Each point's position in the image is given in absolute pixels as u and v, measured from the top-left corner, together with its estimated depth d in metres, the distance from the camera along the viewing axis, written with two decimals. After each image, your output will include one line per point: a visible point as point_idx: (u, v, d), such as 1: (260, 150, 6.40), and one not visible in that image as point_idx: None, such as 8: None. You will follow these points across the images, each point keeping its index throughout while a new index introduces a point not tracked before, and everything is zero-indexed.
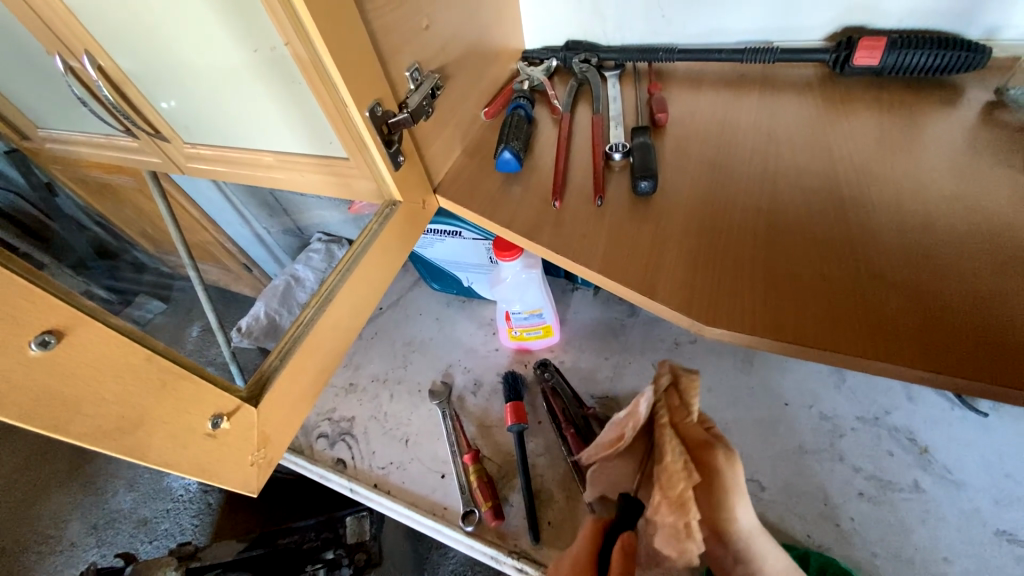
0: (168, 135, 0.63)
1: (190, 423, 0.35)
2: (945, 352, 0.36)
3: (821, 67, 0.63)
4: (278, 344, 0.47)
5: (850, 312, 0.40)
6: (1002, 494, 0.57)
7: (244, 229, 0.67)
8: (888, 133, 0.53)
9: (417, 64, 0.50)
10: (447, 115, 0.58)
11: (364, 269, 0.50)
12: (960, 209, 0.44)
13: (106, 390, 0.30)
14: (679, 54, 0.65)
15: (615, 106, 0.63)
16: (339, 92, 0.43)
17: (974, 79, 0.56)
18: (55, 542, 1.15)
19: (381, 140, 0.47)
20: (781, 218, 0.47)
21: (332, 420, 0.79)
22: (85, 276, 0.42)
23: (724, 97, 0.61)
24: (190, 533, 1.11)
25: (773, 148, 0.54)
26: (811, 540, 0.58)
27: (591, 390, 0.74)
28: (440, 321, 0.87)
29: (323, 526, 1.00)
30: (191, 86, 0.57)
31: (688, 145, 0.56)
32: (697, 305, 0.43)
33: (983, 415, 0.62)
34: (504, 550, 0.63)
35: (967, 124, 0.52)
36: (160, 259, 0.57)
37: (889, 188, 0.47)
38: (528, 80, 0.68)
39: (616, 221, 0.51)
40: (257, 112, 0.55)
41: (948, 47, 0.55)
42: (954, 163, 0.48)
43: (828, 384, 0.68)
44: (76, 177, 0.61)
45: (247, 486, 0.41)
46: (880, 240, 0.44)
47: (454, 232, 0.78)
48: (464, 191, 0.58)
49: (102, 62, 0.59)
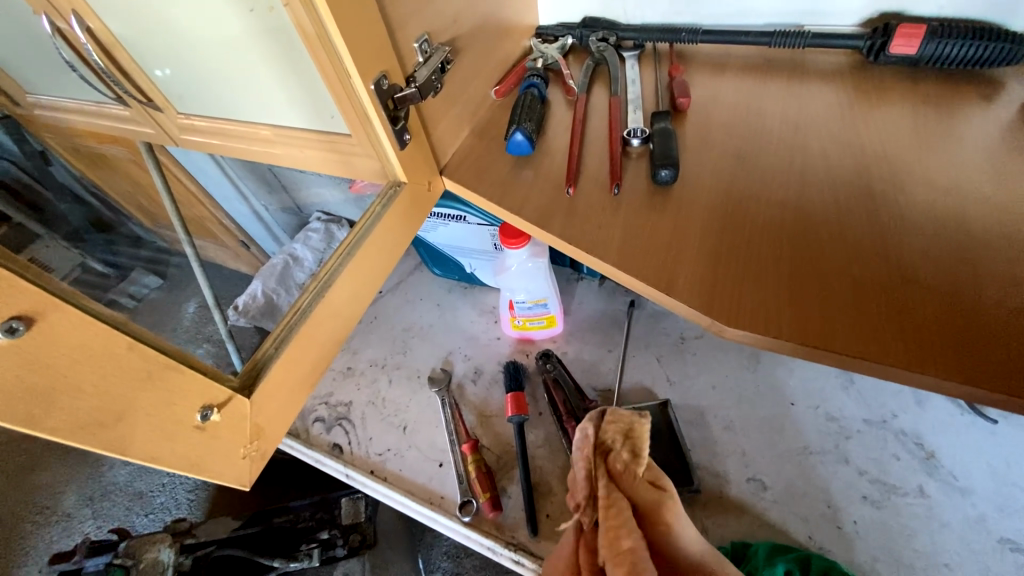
0: (161, 104, 0.59)
1: (177, 415, 0.34)
2: (979, 363, 0.35)
3: (853, 55, 0.59)
4: (274, 329, 0.44)
5: (881, 316, 0.38)
6: (1007, 503, 0.56)
7: (244, 208, 0.64)
8: (923, 126, 0.50)
9: (426, 34, 0.47)
10: (455, 92, 0.54)
11: (365, 254, 0.48)
12: (1001, 212, 0.42)
13: (84, 380, 0.28)
14: (703, 36, 0.62)
15: (633, 89, 0.59)
16: (343, 61, 0.40)
17: (1014, 73, 0.53)
18: (50, 512, 1.14)
19: (386, 116, 0.44)
20: (810, 213, 0.45)
21: (328, 404, 0.77)
22: (79, 249, 0.43)
23: (748, 82, 0.58)
24: (186, 508, 1.11)
25: (801, 139, 0.51)
26: (811, 542, 0.57)
27: (594, 383, 0.72)
28: (441, 307, 0.85)
29: (319, 506, 0.99)
30: (184, 52, 0.53)
31: (710, 133, 0.53)
32: (718, 303, 0.41)
33: (993, 422, 0.61)
34: (501, 542, 0.63)
35: (1006, 121, 0.49)
36: (155, 232, 0.56)
37: (924, 185, 0.45)
38: (542, 57, 0.64)
39: (631, 211, 0.48)
40: (253, 83, 0.51)
41: (990, 37, 0.52)
42: (993, 161, 0.45)
43: (837, 385, 0.67)
44: (70, 147, 0.60)
45: (240, 479, 0.39)
46: (913, 241, 0.41)
47: (459, 216, 0.76)
48: (472, 173, 0.55)
49: (91, 23, 0.54)
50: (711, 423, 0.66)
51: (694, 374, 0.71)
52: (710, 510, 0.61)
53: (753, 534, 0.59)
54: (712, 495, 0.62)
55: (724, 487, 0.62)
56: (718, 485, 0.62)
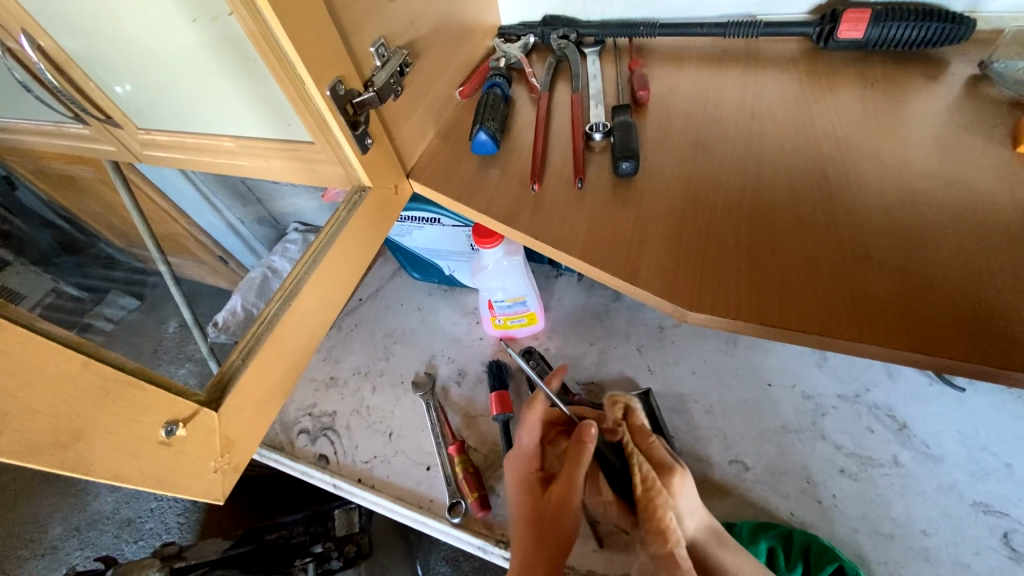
0: (120, 121, 0.58)
1: (140, 431, 0.33)
2: (930, 332, 0.36)
3: (805, 42, 0.61)
4: (240, 340, 0.44)
5: (830, 292, 0.39)
6: (977, 467, 0.58)
7: (216, 219, 0.65)
8: (872, 107, 0.52)
9: (383, 38, 0.47)
10: (418, 95, 0.54)
11: (332, 260, 0.47)
12: (948, 186, 0.43)
13: (37, 402, 0.28)
14: (660, 29, 0.63)
15: (595, 83, 0.60)
16: (296, 69, 0.40)
17: (958, 52, 0.55)
18: (35, 545, 1.11)
19: (345, 121, 0.44)
20: (767, 197, 0.46)
21: (313, 416, 0.76)
22: (49, 274, 0.43)
23: (706, 73, 0.60)
24: (176, 532, 1.08)
25: (758, 126, 0.52)
26: (793, 517, 0.59)
27: (576, 376, 0.73)
28: (422, 311, 0.84)
29: (312, 520, 0.98)
30: (139, 66, 0.52)
31: (671, 124, 0.54)
32: (680, 289, 0.42)
33: (960, 390, 0.63)
34: (492, 540, 0.63)
35: (951, 99, 0.51)
36: (128, 252, 0.54)
37: (875, 163, 0.46)
38: (505, 57, 0.65)
39: (596, 205, 0.49)
40: (212, 96, 0.51)
41: (932, 19, 0.53)
42: (938, 138, 0.47)
43: (810, 363, 0.68)
44: (35, 169, 0.58)
45: (212, 493, 0.39)
46: (865, 218, 0.43)
47: (432, 219, 0.75)
48: (439, 176, 0.55)
49: (42, 42, 0.53)
50: (692, 409, 0.68)
51: (674, 361, 0.72)
52: None
53: (737, 514, 0.60)
54: (697, 479, 0.63)
55: (708, 470, 0.63)
56: (702, 469, 0.63)
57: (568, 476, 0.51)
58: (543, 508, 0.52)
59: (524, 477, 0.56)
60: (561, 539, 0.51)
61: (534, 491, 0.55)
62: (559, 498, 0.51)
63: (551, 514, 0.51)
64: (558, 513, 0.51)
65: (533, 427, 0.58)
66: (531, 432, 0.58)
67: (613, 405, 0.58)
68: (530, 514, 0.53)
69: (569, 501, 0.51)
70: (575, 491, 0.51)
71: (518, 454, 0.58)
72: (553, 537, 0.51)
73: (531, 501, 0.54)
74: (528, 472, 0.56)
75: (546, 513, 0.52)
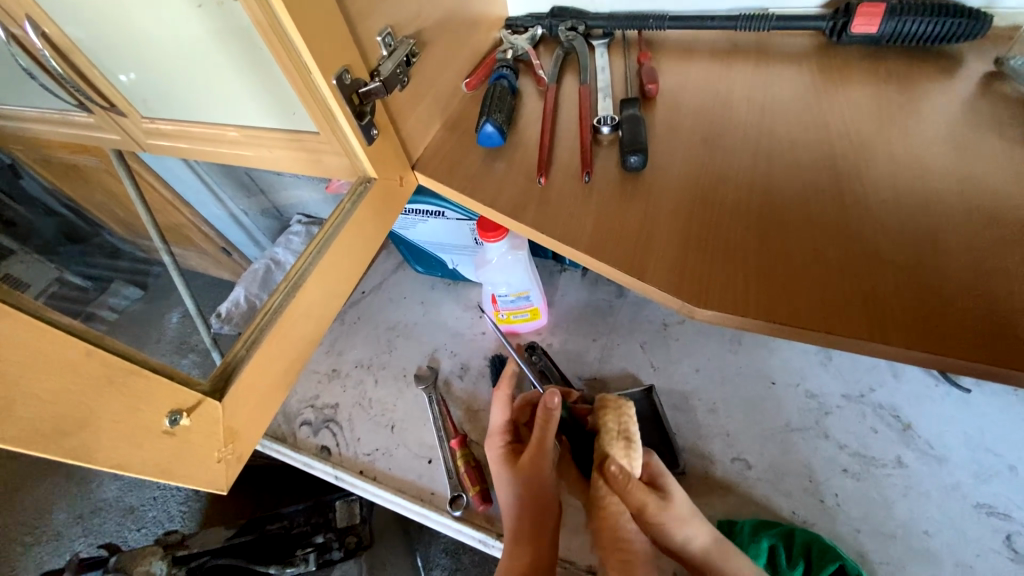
0: (124, 109, 0.57)
1: (143, 420, 0.33)
2: (939, 331, 0.36)
3: (817, 36, 0.60)
4: (244, 331, 0.44)
5: (838, 289, 0.39)
6: (981, 469, 0.58)
7: (220, 211, 0.63)
8: (885, 104, 0.51)
9: (389, 28, 0.46)
10: (424, 86, 0.54)
11: (336, 252, 0.47)
12: (961, 184, 0.43)
13: (42, 389, 0.28)
14: (670, 22, 0.62)
15: (603, 77, 0.60)
16: (302, 57, 0.39)
17: (973, 49, 0.54)
18: (40, 531, 1.12)
19: (351, 111, 0.43)
20: (776, 193, 0.46)
21: (315, 407, 0.77)
22: (54, 262, 0.43)
23: (716, 67, 0.59)
24: (179, 521, 1.09)
25: (768, 121, 0.52)
26: (795, 516, 0.59)
27: (578, 372, 0.73)
28: (425, 304, 0.84)
29: (313, 511, 0.98)
30: (144, 54, 0.52)
31: (680, 119, 0.54)
32: (686, 285, 0.42)
33: (966, 391, 0.62)
34: (493, 534, 0.63)
35: (966, 96, 0.50)
36: (131, 242, 0.54)
37: (887, 160, 0.46)
38: (512, 49, 0.64)
39: (603, 199, 0.48)
40: (217, 84, 0.51)
41: (948, 14, 0.53)
42: (952, 135, 0.47)
43: (815, 362, 0.68)
44: (40, 158, 0.58)
45: (216, 483, 0.39)
46: (875, 215, 0.42)
47: (437, 212, 0.75)
48: (444, 168, 0.55)
49: (45, 27, 0.52)
50: (695, 407, 0.67)
51: (678, 358, 0.72)
52: (697, 491, 0.62)
53: (738, 511, 0.60)
54: (699, 477, 0.63)
55: (709, 468, 0.63)
56: (704, 466, 0.63)
57: (537, 443, 0.53)
58: (519, 477, 0.55)
59: (496, 454, 0.58)
60: (543, 502, 0.53)
61: (510, 463, 0.57)
62: (533, 466, 0.53)
63: (527, 481, 0.54)
64: (534, 479, 0.53)
65: (502, 406, 0.60)
66: (501, 411, 0.60)
67: (602, 408, 0.53)
68: (507, 487, 0.55)
69: (541, 465, 0.53)
70: (545, 455, 0.53)
71: (490, 432, 0.60)
72: (535, 504, 0.53)
73: (507, 472, 0.56)
74: (500, 447, 0.58)
75: (522, 480, 0.54)
